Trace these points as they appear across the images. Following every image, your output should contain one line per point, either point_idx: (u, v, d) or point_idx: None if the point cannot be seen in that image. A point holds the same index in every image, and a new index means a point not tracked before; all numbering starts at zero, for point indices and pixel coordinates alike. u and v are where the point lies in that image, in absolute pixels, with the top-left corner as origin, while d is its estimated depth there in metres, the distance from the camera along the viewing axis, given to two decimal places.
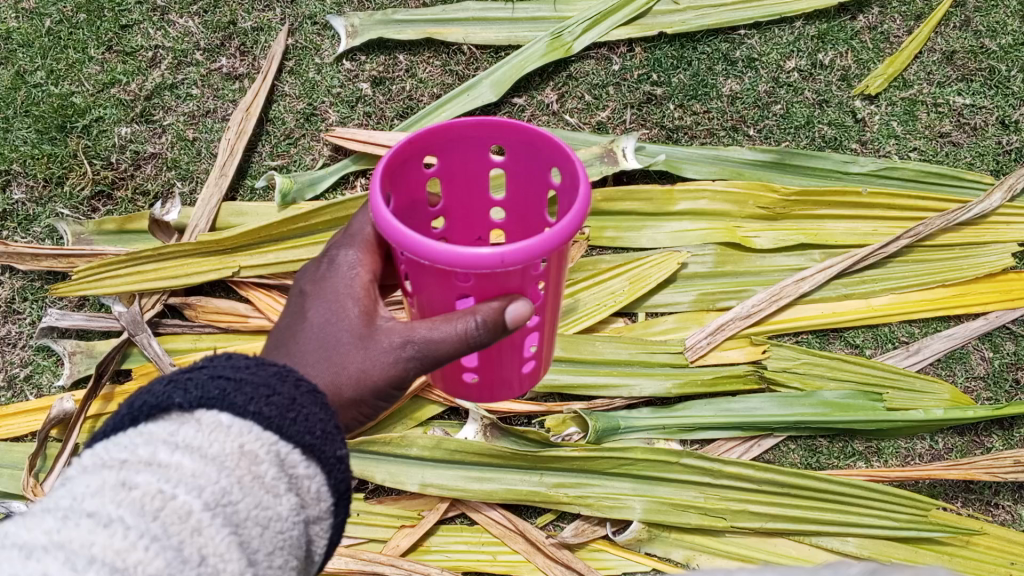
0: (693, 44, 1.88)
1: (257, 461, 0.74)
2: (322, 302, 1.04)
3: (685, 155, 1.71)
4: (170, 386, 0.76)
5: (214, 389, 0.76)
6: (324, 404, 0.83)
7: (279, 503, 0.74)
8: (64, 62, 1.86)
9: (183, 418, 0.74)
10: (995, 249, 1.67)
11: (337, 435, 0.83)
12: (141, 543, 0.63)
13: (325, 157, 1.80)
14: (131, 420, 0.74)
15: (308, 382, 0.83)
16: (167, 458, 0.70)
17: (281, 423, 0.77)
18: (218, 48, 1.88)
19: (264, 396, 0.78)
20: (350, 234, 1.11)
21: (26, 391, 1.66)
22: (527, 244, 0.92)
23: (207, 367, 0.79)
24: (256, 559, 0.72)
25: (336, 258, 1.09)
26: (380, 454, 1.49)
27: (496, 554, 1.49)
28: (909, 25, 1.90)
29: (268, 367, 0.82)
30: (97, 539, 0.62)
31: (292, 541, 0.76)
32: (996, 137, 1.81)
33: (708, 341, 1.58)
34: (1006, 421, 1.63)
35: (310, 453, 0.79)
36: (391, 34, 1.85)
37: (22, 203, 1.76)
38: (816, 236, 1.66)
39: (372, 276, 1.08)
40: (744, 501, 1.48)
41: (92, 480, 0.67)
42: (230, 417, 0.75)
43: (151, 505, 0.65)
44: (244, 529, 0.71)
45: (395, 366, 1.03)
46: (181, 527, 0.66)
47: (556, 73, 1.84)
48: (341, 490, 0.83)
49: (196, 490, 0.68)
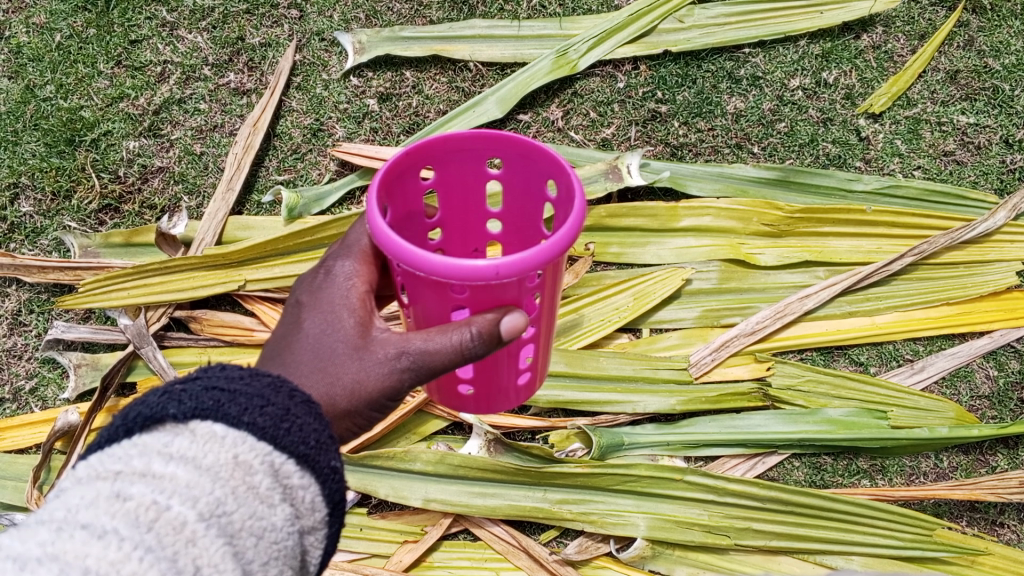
0: (697, 62, 1.90)
1: (251, 472, 0.74)
2: (318, 312, 1.04)
3: (689, 172, 1.71)
4: (164, 397, 0.75)
5: (208, 400, 0.76)
6: (319, 415, 0.82)
7: (272, 514, 0.74)
8: (73, 77, 1.88)
9: (177, 429, 0.74)
10: (999, 267, 1.66)
11: (332, 445, 0.83)
12: (135, 554, 0.63)
13: (332, 171, 1.81)
14: (125, 432, 0.73)
15: (302, 393, 0.83)
16: (162, 469, 0.70)
17: (276, 434, 0.77)
18: (227, 63, 1.90)
19: (259, 406, 0.78)
20: (346, 246, 1.11)
21: (31, 403, 1.66)
22: (521, 257, 0.92)
23: (201, 378, 0.79)
24: (251, 569, 0.72)
25: (333, 269, 1.09)
26: (383, 468, 1.49)
27: (499, 571, 1.48)
28: (912, 44, 1.91)
29: (262, 377, 0.81)
30: (91, 550, 0.62)
31: (286, 551, 0.76)
32: (1000, 156, 1.82)
33: (713, 358, 1.58)
34: (1011, 440, 1.63)
35: (305, 463, 0.79)
36: (398, 51, 1.86)
37: (30, 216, 1.77)
38: (819, 253, 1.66)
39: (368, 285, 1.08)
40: (748, 519, 1.48)
41: (87, 491, 0.67)
42: (224, 427, 0.75)
43: (146, 516, 0.66)
44: (239, 539, 0.71)
45: (390, 377, 1.03)
46: (175, 538, 0.66)
47: (561, 91, 1.86)
48: (335, 501, 0.83)
49: (190, 501, 0.68)
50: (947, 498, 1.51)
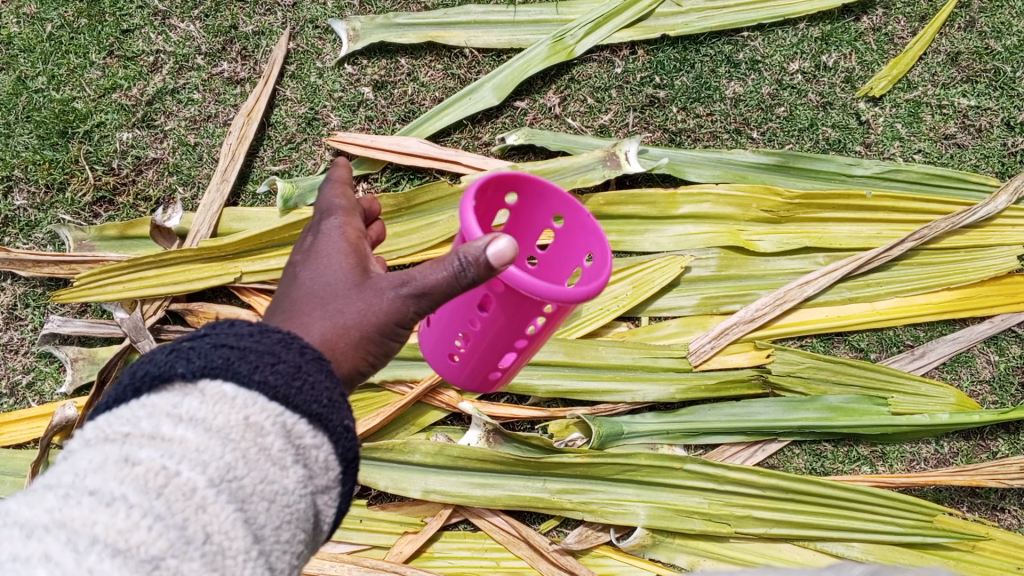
0: (696, 47, 1.85)
1: (262, 433, 0.70)
2: (310, 267, 1.00)
3: (688, 158, 1.68)
4: (172, 355, 0.71)
5: (218, 358, 0.72)
6: (330, 373, 0.79)
7: (284, 477, 0.71)
8: (65, 68, 1.83)
9: (186, 389, 0.70)
10: (1000, 252, 1.64)
11: (344, 404, 0.78)
12: (144, 522, 0.61)
13: (327, 161, 1.80)
14: (133, 391, 0.70)
15: (314, 349, 0.79)
16: (171, 432, 0.66)
17: (287, 393, 0.73)
18: (219, 52, 1.86)
19: (269, 365, 0.73)
20: (324, 207, 1.08)
21: (29, 398, 1.67)
22: (582, 291, 1.03)
23: (209, 334, 0.75)
24: (263, 535, 0.68)
25: (318, 227, 1.06)
26: (383, 460, 1.49)
27: (499, 561, 1.49)
28: (913, 26, 1.85)
29: (272, 334, 0.77)
30: (100, 518, 0.59)
31: (299, 514, 0.72)
32: (1001, 138, 1.80)
33: (712, 345, 1.57)
34: (1012, 425, 1.63)
35: (318, 422, 0.75)
36: (393, 38, 1.82)
37: (24, 210, 1.78)
38: (819, 239, 1.64)
39: (356, 235, 1.05)
40: (747, 507, 1.48)
41: (95, 455, 0.64)
42: (234, 387, 0.71)
43: (155, 482, 0.63)
44: (250, 504, 0.67)
45: (393, 306, 0.96)
46: (185, 505, 0.63)
47: (558, 77, 1.83)
48: (349, 459, 0.79)
49: (200, 466, 0.65)
50: (949, 483, 1.51)
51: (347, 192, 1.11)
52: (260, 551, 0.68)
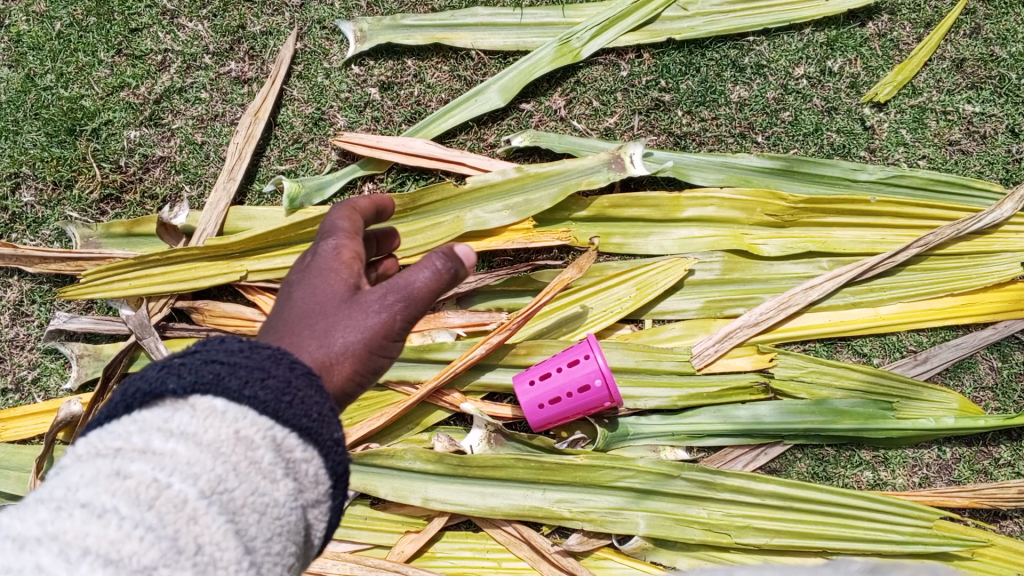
0: (701, 50, 1.84)
1: (252, 447, 0.71)
2: (304, 285, 1.00)
3: (693, 162, 1.68)
4: (163, 371, 0.72)
5: (208, 373, 0.72)
6: (320, 388, 0.79)
7: (275, 489, 0.71)
8: (74, 65, 1.84)
9: (177, 405, 0.71)
10: (1005, 258, 1.64)
11: (334, 417, 0.79)
12: (135, 533, 0.61)
13: (333, 161, 1.81)
14: (125, 408, 0.70)
15: (303, 365, 0.80)
16: (162, 446, 0.67)
17: (277, 407, 0.73)
18: (227, 52, 1.85)
19: (260, 380, 0.74)
20: (326, 227, 1.08)
21: (34, 393, 1.69)
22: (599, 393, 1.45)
23: (200, 352, 0.75)
24: (254, 546, 0.69)
25: (317, 247, 1.05)
26: (383, 469, 1.52)
27: (501, 561, 1.54)
28: (919, 32, 1.84)
29: (262, 350, 0.78)
30: (91, 529, 0.60)
31: (289, 527, 0.72)
32: (1006, 145, 1.80)
33: (715, 349, 1.58)
34: (1016, 432, 1.63)
35: (308, 436, 0.75)
36: (400, 39, 1.82)
37: (31, 206, 1.81)
38: (823, 244, 1.64)
39: (354, 256, 1.05)
40: (747, 517, 1.50)
41: (87, 469, 0.65)
42: (225, 402, 0.71)
43: (147, 494, 0.63)
44: (241, 516, 0.68)
45: (384, 318, 0.98)
46: (176, 517, 0.64)
47: (564, 79, 1.83)
48: (340, 473, 0.79)
49: (192, 478, 0.66)
50: (949, 502, 1.53)
51: (350, 215, 1.10)
52: (251, 563, 0.68)
